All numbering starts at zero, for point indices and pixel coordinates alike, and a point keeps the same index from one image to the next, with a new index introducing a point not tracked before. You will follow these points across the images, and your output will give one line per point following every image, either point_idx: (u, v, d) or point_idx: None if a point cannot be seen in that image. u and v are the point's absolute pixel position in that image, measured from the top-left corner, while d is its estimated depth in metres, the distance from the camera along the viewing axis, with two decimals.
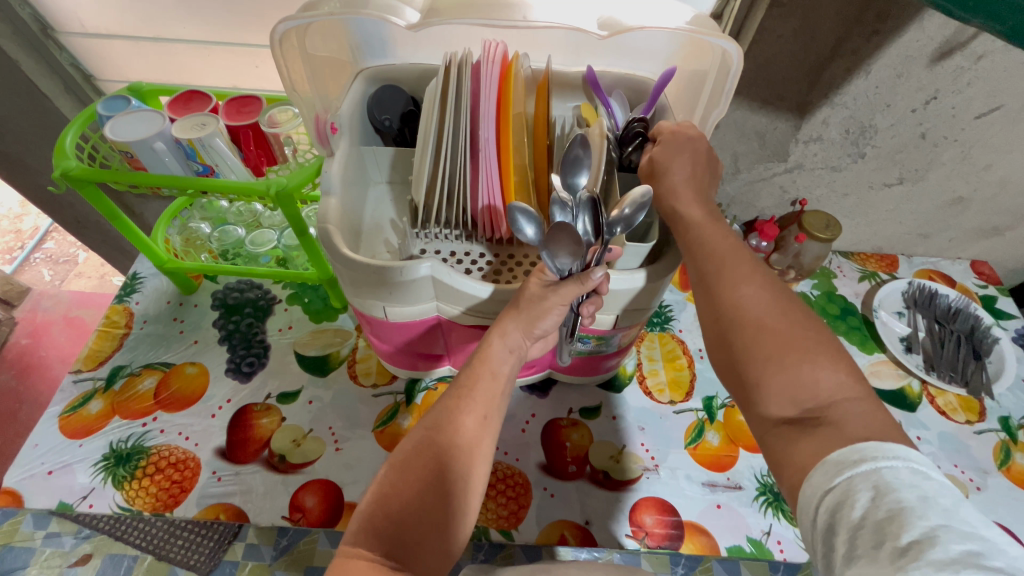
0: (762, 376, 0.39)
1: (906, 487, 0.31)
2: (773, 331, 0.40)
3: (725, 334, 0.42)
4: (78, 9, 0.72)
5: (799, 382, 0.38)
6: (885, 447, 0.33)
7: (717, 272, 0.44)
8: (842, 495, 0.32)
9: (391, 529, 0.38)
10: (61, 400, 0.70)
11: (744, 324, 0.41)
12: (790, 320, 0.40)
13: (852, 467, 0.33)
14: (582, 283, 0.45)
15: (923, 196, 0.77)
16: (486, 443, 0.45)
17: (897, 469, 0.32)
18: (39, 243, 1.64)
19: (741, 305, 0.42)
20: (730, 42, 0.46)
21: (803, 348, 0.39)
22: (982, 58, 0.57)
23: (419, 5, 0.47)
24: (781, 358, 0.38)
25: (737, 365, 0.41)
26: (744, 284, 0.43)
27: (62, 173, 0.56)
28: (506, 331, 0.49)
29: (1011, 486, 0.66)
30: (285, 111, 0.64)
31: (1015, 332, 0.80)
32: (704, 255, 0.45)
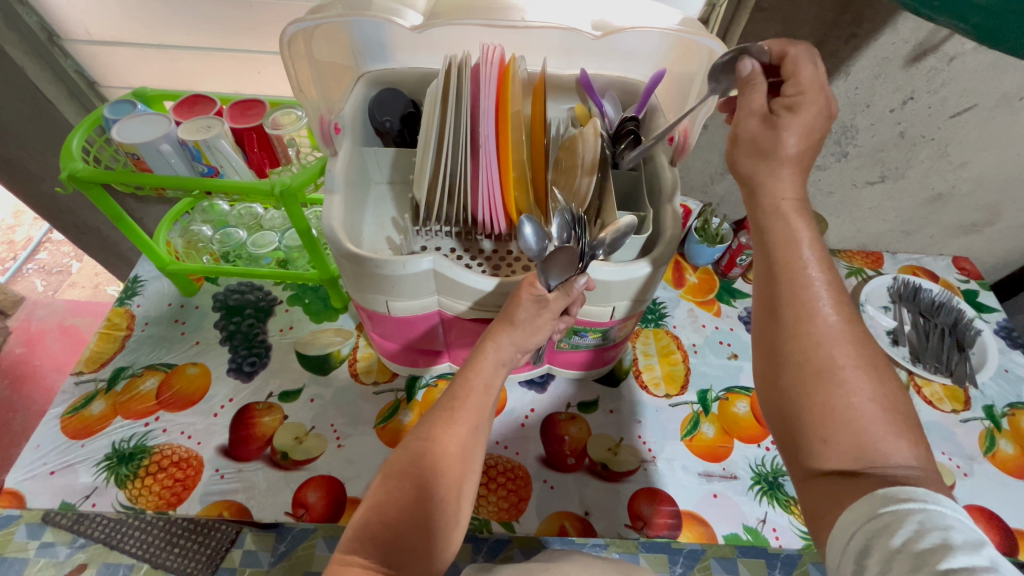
0: (813, 392, 0.39)
1: (954, 528, 0.32)
2: (839, 352, 0.40)
3: (779, 341, 0.42)
4: (83, 17, 0.74)
5: (866, 443, 0.37)
6: (936, 496, 0.34)
7: (800, 316, 0.41)
8: (884, 523, 0.34)
9: (386, 537, 0.39)
10: (63, 401, 0.70)
11: (823, 376, 0.39)
12: (859, 344, 0.40)
13: (898, 501, 0.34)
14: (567, 293, 0.48)
15: (904, 194, 0.80)
16: (477, 451, 0.45)
17: (947, 514, 0.33)
18: (33, 254, 1.63)
19: (823, 354, 0.40)
20: (716, 41, 0.49)
21: (861, 374, 0.39)
22: (953, 60, 0.60)
23: (422, 9, 0.49)
24: (839, 379, 0.39)
25: (798, 415, 0.40)
26: (828, 332, 0.40)
27: (70, 174, 0.57)
28: (499, 346, 0.49)
29: (997, 472, 0.68)
30: (288, 114, 0.66)
31: (997, 325, 0.82)
32: (791, 294, 0.42)
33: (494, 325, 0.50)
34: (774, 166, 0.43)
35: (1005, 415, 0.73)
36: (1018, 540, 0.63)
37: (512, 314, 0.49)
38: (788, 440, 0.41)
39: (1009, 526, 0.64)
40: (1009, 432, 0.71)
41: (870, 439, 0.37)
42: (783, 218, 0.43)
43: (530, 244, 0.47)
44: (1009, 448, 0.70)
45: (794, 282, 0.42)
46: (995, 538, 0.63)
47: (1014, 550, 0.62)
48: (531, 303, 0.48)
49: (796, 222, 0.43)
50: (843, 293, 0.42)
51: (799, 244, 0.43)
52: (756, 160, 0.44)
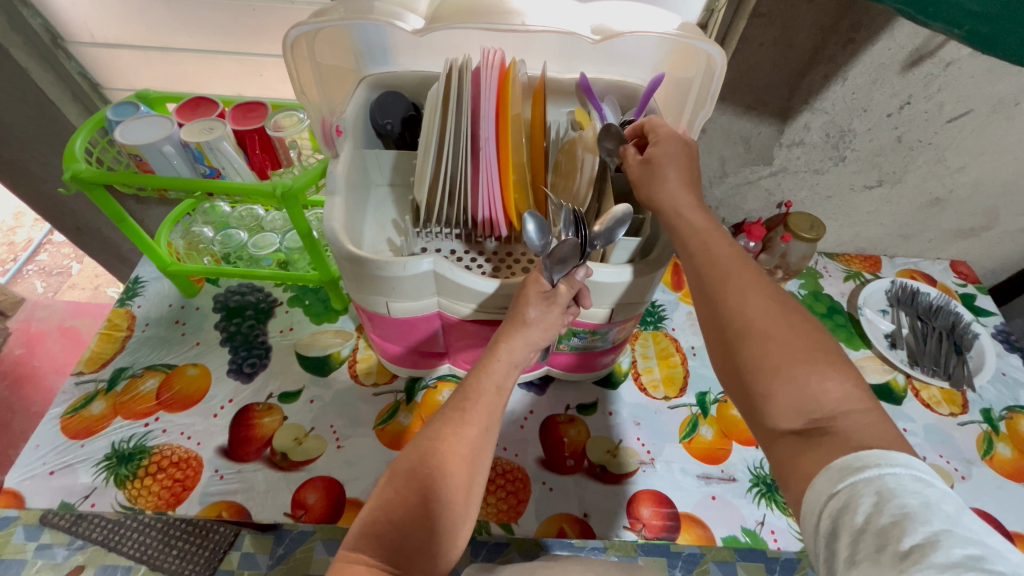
0: (739, 352, 0.40)
1: (910, 492, 0.30)
2: (750, 307, 0.41)
3: (709, 312, 0.44)
4: (88, 19, 0.75)
5: (805, 393, 0.37)
6: (890, 456, 0.32)
7: (719, 285, 0.44)
8: (844, 499, 0.32)
9: (392, 535, 0.38)
10: (63, 401, 0.71)
11: (744, 334, 0.40)
12: (770, 298, 0.42)
13: (854, 473, 0.32)
14: (573, 286, 0.49)
15: (902, 198, 0.80)
16: (485, 453, 0.45)
17: (902, 476, 0.31)
18: (33, 255, 1.63)
19: (739, 315, 0.41)
20: (714, 46, 0.49)
21: (779, 324, 0.40)
22: (950, 66, 0.61)
23: (423, 13, 0.50)
24: (756, 332, 0.40)
25: (741, 379, 0.40)
26: (749, 292, 0.42)
27: (72, 175, 0.58)
28: (513, 349, 0.49)
29: (995, 475, 0.68)
30: (289, 117, 0.67)
31: (995, 328, 0.83)
32: (706, 270, 0.45)
33: (504, 328, 0.50)
34: (658, 185, 0.50)
35: (1002, 419, 0.73)
36: (1016, 543, 0.63)
37: (523, 313, 0.49)
38: (742, 406, 0.41)
39: (1006, 529, 0.64)
40: (1007, 435, 0.71)
41: (803, 384, 0.37)
42: (686, 218, 0.48)
43: (535, 241, 0.48)
44: (1006, 451, 0.70)
45: (705, 259, 0.46)
46: None
47: None
48: (539, 300, 0.49)
49: (695, 216, 0.48)
50: (748, 263, 0.45)
51: (699, 231, 0.47)
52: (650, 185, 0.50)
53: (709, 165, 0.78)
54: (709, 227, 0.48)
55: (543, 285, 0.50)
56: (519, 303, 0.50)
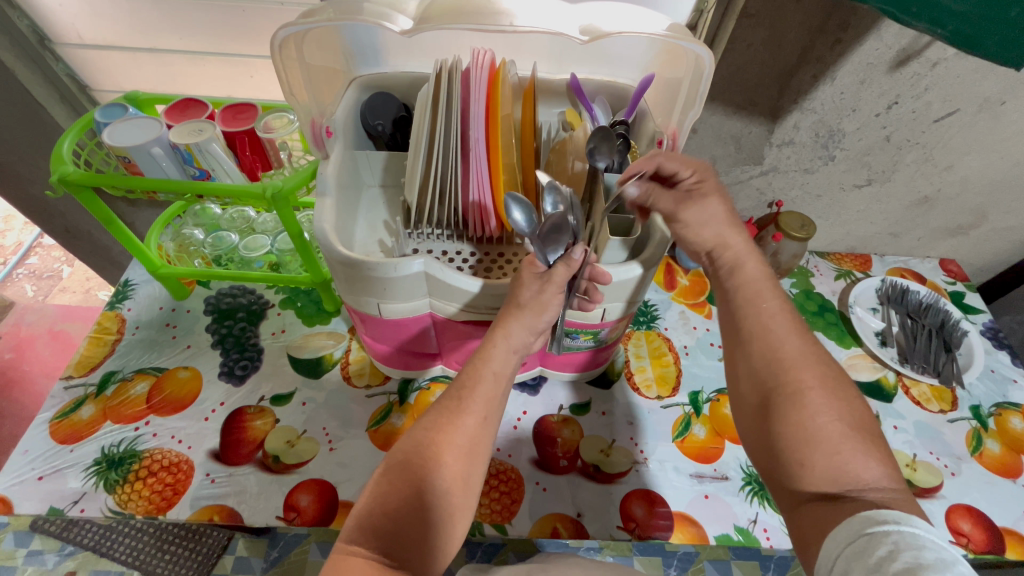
0: (785, 414, 0.41)
1: (927, 548, 0.32)
2: (805, 374, 0.43)
3: (757, 370, 0.45)
4: (76, 20, 0.74)
5: (843, 468, 0.38)
6: (911, 519, 0.34)
7: (769, 348, 0.45)
8: (861, 543, 0.33)
9: (387, 527, 0.38)
10: (52, 405, 0.70)
11: (796, 399, 0.41)
12: (822, 368, 0.44)
13: (875, 523, 0.34)
14: (568, 264, 0.47)
15: (891, 197, 0.81)
16: (483, 444, 0.45)
17: (920, 535, 0.33)
18: (23, 258, 1.61)
19: (793, 379, 0.43)
20: (703, 47, 0.49)
21: (831, 396, 0.41)
22: (936, 65, 0.62)
23: (412, 14, 0.50)
24: (808, 401, 0.41)
25: (778, 441, 0.41)
26: (801, 357, 0.44)
27: (60, 177, 0.57)
28: (510, 333, 0.48)
29: (984, 471, 0.69)
30: (279, 118, 0.66)
31: (983, 326, 0.84)
32: (759, 328, 0.47)
33: (502, 312, 0.50)
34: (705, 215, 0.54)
35: (991, 415, 0.74)
36: (1005, 538, 0.63)
37: (517, 296, 0.49)
38: (770, 465, 0.42)
39: (996, 524, 0.64)
40: (995, 431, 0.72)
41: (842, 459, 0.38)
42: (738, 270, 0.52)
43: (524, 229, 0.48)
44: (995, 447, 0.71)
45: (758, 321, 0.47)
46: (982, 536, 0.63)
47: (1002, 548, 0.63)
48: (532, 280, 0.49)
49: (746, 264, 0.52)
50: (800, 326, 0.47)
51: (755, 285, 0.50)
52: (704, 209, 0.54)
53: None
54: (760, 279, 0.51)
55: (538, 267, 0.49)
56: (514, 286, 0.49)
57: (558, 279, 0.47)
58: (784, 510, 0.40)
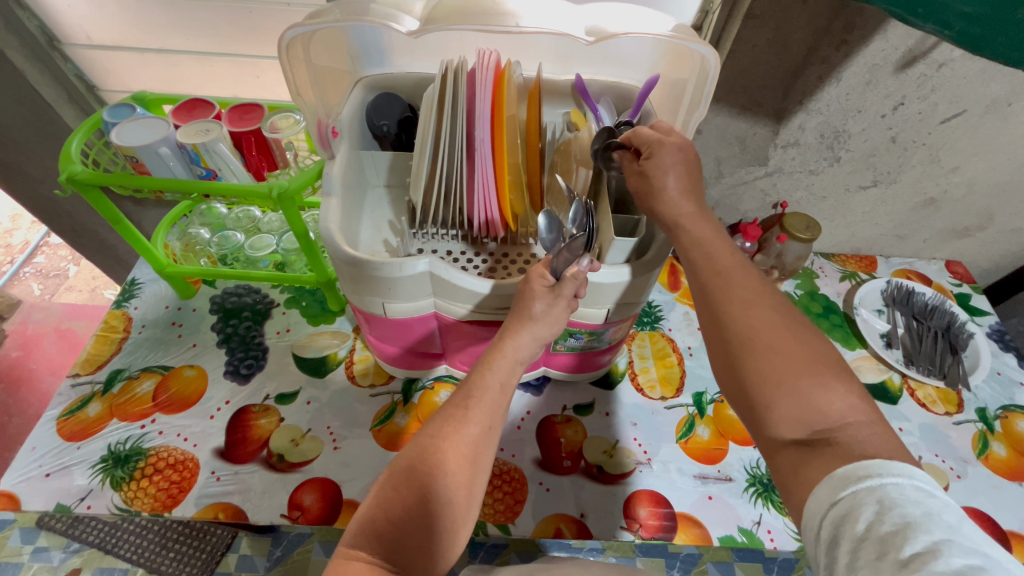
0: (742, 361, 0.40)
1: (911, 502, 0.31)
2: (756, 320, 0.41)
3: (712, 320, 0.44)
4: (85, 21, 0.75)
5: (809, 406, 0.37)
6: (891, 466, 0.33)
7: (721, 293, 0.44)
8: (846, 507, 0.33)
9: (391, 534, 0.38)
10: (59, 403, 0.70)
11: (748, 345, 0.40)
12: (771, 309, 0.42)
13: (856, 482, 0.33)
14: (576, 277, 0.49)
15: (897, 198, 0.81)
16: (487, 453, 0.45)
17: (902, 485, 0.32)
18: (30, 257, 1.62)
19: (743, 327, 0.41)
20: (708, 48, 0.49)
21: (784, 337, 0.40)
22: (942, 67, 0.61)
23: (418, 15, 0.50)
24: (761, 344, 0.40)
25: (743, 390, 0.40)
26: (754, 303, 0.42)
27: (68, 177, 0.58)
28: (519, 345, 0.49)
29: (990, 474, 0.68)
30: (285, 118, 0.67)
31: (989, 328, 0.83)
32: (711, 277, 0.45)
33: (511, 323, 0.50)
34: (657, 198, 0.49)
35: (997, 418, 0.73)
36: (1011, 541, 0.63)
37: (529, 308, 0.49)
38: (744, 417, 0.41)
39: (1001, 527, 0.64)
40: (1002, 434, 0.72)
41: (806, 398, 0.37)
42: (685, 228, 0.48)
43: (546, 237, 0.52)
44: (1001, 450, 0.70)
45: (706, 269, 0.46)
46: None
47: (1008, 551, 0.62)
48: (544, 294, 0.49)
49: (696, 217, 0.48)
50: (751, 271, 0.45)
51: (701, 239, 0.47)
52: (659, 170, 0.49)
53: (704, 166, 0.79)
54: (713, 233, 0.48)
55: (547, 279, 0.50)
56: (524, 297, 0.50)
57: (566, 292, 0.49)
58: (763, 454, 0.40)
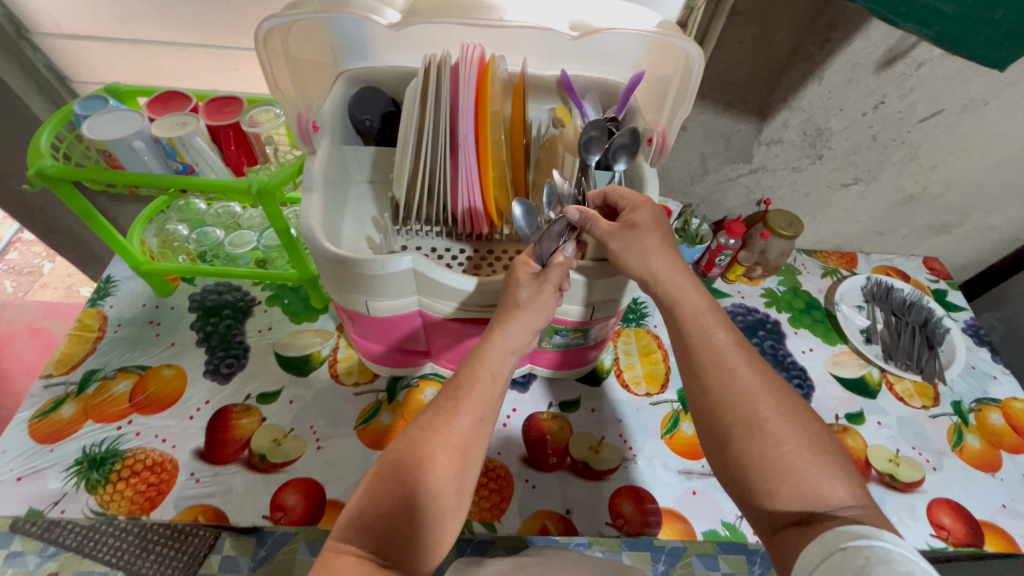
0: (745, 446, 0.41)
1: (897, 561, 0.32)
2: (761, 405, 0.42)
3: (706, 399, 0.44)
4: (54, 10, 0.72)
5: (810, 493, 0.38)
6: (882, 533, 0.34)
7: (721, 374, 0.44)
8: (834, 559, 0.33)
9: (381, 529, 0.37)
10: (31, 405, 0.68)
11: (754, 430, 0.41)
12: (767, 389, 0.43)
13: (848, 539, 0.34)
14: (561, 264, 0.49)
15: (877, 196, 0.82)
16: (478, 444, 0.44)
17: (891, 549, 0.33)
18: (1, 254, 1.57)
19: (747, 410, 0.42)
20: (693, 44, 0.49)
21: (786, 420, 0.41)
22: (922, 66, 0.62)
23: (400, 7, 0.49)
24: (767, 431, 0.40)
25: (744, 473, 0.40)
26: (755, 381, 0.43)
27: (37, 171, 0.55)
28: (508, 334, 0.49)
29: (965, 465, 0.70)
30: (266, 112, 0.66)
31: (965, 323, 0.85)
32: (707, 353, 0.45)
33: (500, 314, 0.50)
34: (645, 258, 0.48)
35: (972, 411, 0.75)
36: (984, 531, 0.65)
37: (515, 296, 0.49)
38: (741, 494, 0.41)
39: (975, 518, 0.66)
40: (976, 427, 0.74)
41: (808, 483, 0.38)
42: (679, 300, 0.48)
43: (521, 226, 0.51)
44: (975, 442, 0.72)
45: (702, 346, 0.46)
46: (962, 529, 0.65)
47: (980, 541, 0.64)
48: (529, 281, 0.49)
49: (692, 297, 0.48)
50: (742, 344, 0.46)
51: (696, 313, 0.47)
52: (634, 255, 0.48)
53: (689, 163, 0.79)
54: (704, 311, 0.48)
55: (532, 267, 0.50)
56: (511, 286, 0.49)
57: (553, 278, 0.49)
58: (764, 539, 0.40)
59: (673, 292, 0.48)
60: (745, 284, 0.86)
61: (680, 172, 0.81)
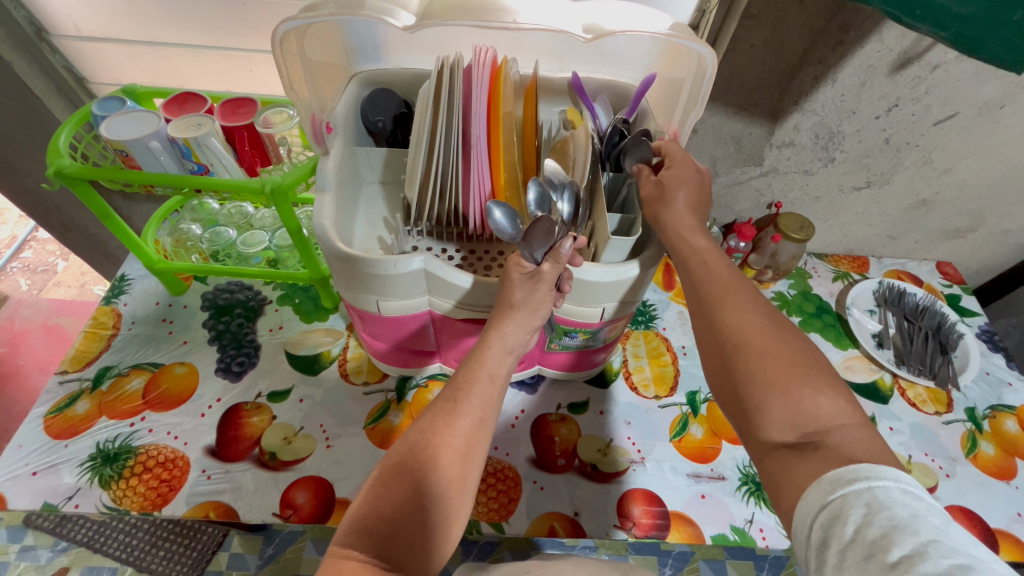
0: (733, 365, 0.41)
1: (899, 505, 0.31)
2: (749, 327, 0.43)
3: (709, 329, 0.45)
4: (74, 13, 0.73)
5: (798, 407, 0.38)
6: (881, 471, 0.33)
7: (713, 304, 0.45)
8: (834, 511, 0.32)
9: (383, 532, 0.37)
10: (46, 401, 0.69)
11: (740, 349, 0.42)
12: (763, 316, 0.43)
13: (846, 484, 0.33)
14: (558, 261, 0.49)
15: (889, 199, 0.81)
16: (479, 446, 0.44)
17: (890, 488, 0.32)
18: (17, 252, 1.60)
19: (735, 332, 0.43)
20: (705, 46, 0.49)
21: (774, 340, 0.41)
22: (937, 69, 0.62)
23: (414, 10, 0.49)
24: (752, 348, 0.41)
25: (733, 392, 0.41)
26: (748, 309, 0.44)
27: (56, 170, 0.56)
28: (505, 333, 0.49)
29: (979, 472, 0.69)
30: (279, 113, 0.66)
31: (979, 329, 0.84)
32: (707, 288, 0.47)
33: (494, 316, 0.50)
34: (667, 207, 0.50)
35: (986, 417, 0.74)
36: (998, 539, 0.64)
37: (509, 296, 0.49)
38: (735, 416, 0.42)
39: (989, 525, 0.65)
40: (990, 434, 0.73)
41: (794, 397, 0.38)
42: (686, 238, 0.49)
43: (508, 230, 0.50)
44: (990, 449, 0.71)
45: (703, 279, 0.48)
46: (976, 537, 0.64)
47: (994, 549, 0.63)
48: (523, 281, 0.49)
49: (695, 238, 0.50)
50: (745, 284, 0.47)
51: (699, 250, 0.49)
52: (654, 206, 0.51)
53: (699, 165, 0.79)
54: (708, 252, 0.49)
55: (526, 266, 0.50)
56: (505, 287, 0.50)
57: (547, 277, 0.49)
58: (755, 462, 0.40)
59: (682, 233, 0.49)
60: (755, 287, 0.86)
61: None
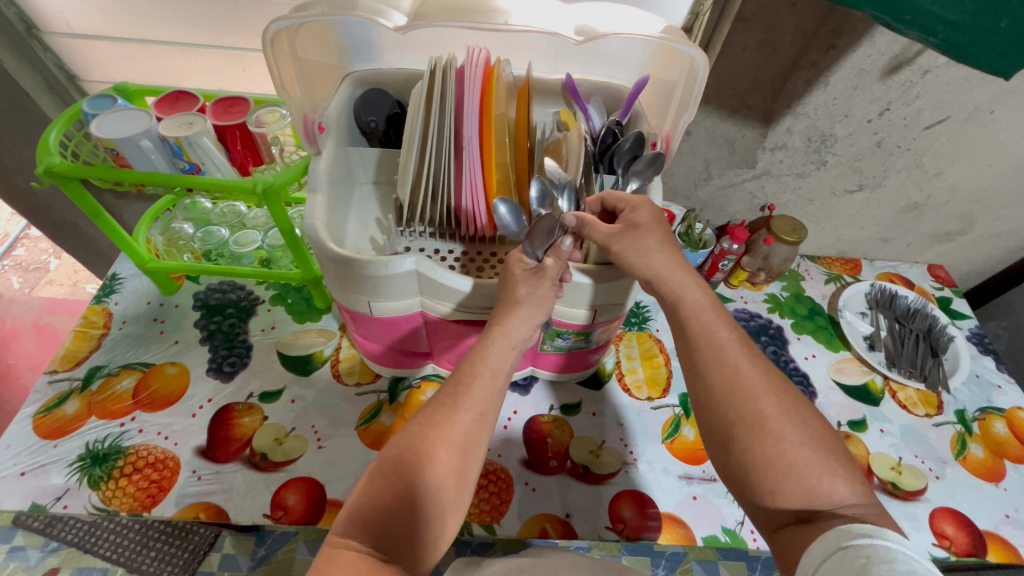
0: (747, 445, 0.40)
1: (899, 560, 0.32)
2: (761, 402, 0.41)
3: (718, 404, 0.42)
4: (65, 10, 0.73)
5: (811, 490, 0.38)
6: (884, 532, 0.34)
7: (723, 373, 0.43)
8: (837, 559, 0.33)
9: (381, 523, 0.37)
10: (35, 400, 0.69)
11: (757, 430, 0.40)
12: (772, 384, 0.42)
13: (850, 538, 0.34)
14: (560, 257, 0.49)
15: (881, 203, 0.82)
16: (478, 441, 0.44)
17: (893, 548, 0.33)
18: (9, 250, 1.59)
19: (750, 408, 0.41)
20: (698, 50, 0.49)
21: (787, 414, 0.40)
22: (928, 73, 0.62)
23: (407, 10, 0.49)
24: (769, 430, 0.40)
25: (745, 471, 0.40)
26: (757, 381, 0.42)
27: (45, 168, 0.56)
28: (508, 329, 0.48)
29: (968, 475, 0.69)
30: (272, 112, 0.66)
31: (969, 331, 0.85)
32: (710, 355, 0.44)
33: (497, 312, 0.49)
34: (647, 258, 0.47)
35: (976, 420, 0.75)
36: (987, 541, 0.64)
37: (513, 292, 0.49)
38: (740, 488, 0.41)
39: (978, 528, 0.65)
40: (980, 436, 0.73)
41: (811, 482, 0.38)
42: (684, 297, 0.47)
43: (510, 227, 0.51)
44: (979, 451, 0.72)
45: (710, 348, 0.45)
46: (965, 539, 0.64)
47: (983, 551, 0.63)
48: (527, 278, 0.49)
49: (691, 293, 0.48)
50: (748, 344, 0.45)
51: (701, 307, 0.47)
52: (638, 257, 0.48)
53: (693, 167, 0.79)
54: (701, 310, 0.47)
55: (527, 263, 0.50)
56: (508, 284, 0.50)
57: (551, 273, 0.49)
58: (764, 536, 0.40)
59: (677, 289, 0.48)
60: (747, 289, 0.86)
61: (685, 177, 0.81)
